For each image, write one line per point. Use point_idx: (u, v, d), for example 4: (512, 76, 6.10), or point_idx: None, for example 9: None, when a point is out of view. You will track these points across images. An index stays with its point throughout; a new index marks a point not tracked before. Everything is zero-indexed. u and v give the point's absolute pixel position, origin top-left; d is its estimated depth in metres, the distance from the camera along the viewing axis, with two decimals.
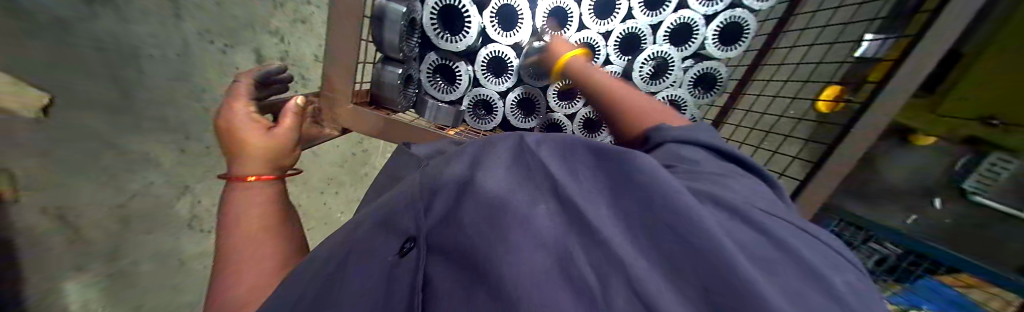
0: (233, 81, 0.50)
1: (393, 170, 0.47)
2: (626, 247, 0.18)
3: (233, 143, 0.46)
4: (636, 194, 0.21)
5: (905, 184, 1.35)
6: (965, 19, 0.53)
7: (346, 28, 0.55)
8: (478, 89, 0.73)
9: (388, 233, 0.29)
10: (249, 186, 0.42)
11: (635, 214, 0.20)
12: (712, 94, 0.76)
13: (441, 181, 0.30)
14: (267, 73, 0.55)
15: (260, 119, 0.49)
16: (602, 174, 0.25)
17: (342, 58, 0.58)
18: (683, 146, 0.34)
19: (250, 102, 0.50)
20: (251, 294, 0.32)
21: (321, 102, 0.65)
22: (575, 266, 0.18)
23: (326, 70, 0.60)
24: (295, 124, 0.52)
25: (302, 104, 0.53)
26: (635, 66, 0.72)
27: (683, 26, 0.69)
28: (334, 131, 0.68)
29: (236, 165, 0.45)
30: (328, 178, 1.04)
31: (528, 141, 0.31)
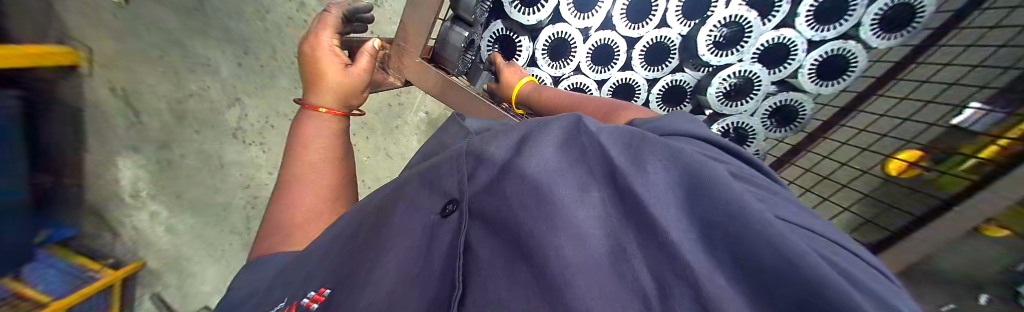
0: (324, 9, 0.49)
1: (440, 139, 0.47)
2: (695, 255, 0.16)
3: (313, 73, 0.48)
4: (709, 195, 0.19)
5: (962, 276, 0.92)
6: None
7: None
8: (532, 70, 0.70)
9: (433, 191, 0.29)
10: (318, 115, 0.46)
11: (707, 217, 0.18)
12: (789, 129, 0.72)
13: (488, 154, 0.29)
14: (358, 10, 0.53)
15: (341, 54, 0.49)
16: (670, 165, 0.22)
17: (421, 8, 0.57)
18: (674, 137, 0.34)
19: (336, 36, 0.50)
20: (298, 220, 0.37)
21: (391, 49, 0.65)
22: (630, 267, 0.17)
23: (405, 18, 0.60)
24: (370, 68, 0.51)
25: (378, 47, 0.50)
26: (713, 82, 0.66)
27: (778, 46, 0.63)
28: (397, 81, 0.68)
29: (311, 95, 0.48)
30: (363, 122, 1.09)
31: (586, 124, 0.29)
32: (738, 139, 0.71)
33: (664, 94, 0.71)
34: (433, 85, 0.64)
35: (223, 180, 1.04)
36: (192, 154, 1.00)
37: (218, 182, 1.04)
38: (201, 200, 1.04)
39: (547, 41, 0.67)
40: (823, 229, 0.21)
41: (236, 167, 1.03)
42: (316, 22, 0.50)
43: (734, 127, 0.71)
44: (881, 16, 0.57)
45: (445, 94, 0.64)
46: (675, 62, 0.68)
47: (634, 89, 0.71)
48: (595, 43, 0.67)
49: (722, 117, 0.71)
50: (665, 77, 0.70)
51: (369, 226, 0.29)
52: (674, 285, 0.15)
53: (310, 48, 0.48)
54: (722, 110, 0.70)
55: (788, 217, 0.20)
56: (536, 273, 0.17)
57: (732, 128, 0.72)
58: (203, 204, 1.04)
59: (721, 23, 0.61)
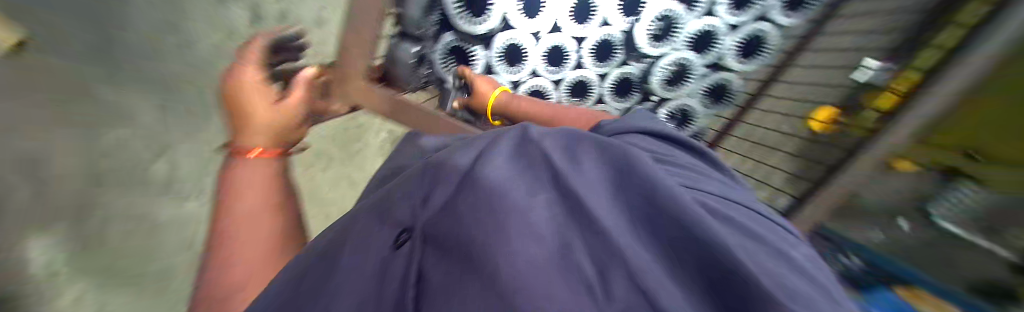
0: (244, 42, 0.46)
1: (396, 161, 0.45)
2: (626, 238, 0.19)
3: (240, 112, 0.43)
4: (636, 186, 0.23)
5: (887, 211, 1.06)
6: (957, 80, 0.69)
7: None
8: (490, 77, 0.70)
9: (383, 223, 0.27)
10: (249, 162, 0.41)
11: (636, 205, 0.22)
12: (723, 104, 0.79)
13: (440, 172, 0.28)
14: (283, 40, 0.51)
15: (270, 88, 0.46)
16: (604, 164, 0.26)
17: (359, 29, 0.55)
18: (635, 136, 0.41)
19: (261, 70, 0.46)
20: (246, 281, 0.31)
21: (331, 75, 0.62)
22: (575, 259, 0.18)
23: (343, 39, 0.58)
24: (305, 97, 0.49)
25: (314, 76, 0.50)
26: (655, 70, 0.72)
27: (706, 33, 0.69)
28: (342, 108, 0.66)
29: (240, 136, 0.43)
30: (317, 151, 1.00)
31: (531, 133, 0.31)
32: (683, 120, 0.77)
33: (616, 85, 0.75)
34: (384, 106, 0.63)
35: None
36: None
37: None
38: None
39: (503, 45, 0.66)
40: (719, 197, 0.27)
41: None
42: (235, 57, 0.46)
43: (681, 108, 0.76)
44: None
45: (396, 114, 0.64)
46: (620, 57, 0.72)
47: (588, 86, 0.75)
48: (547, 46, 0.68)
49: (668, 100, 0.77)
50: (614, 71, 0.74)
51: (315, 275, 0.26)
52: (614, 270, 0.17)
53: (233, 85, 0.44)
54: (666, 95, 0.76)
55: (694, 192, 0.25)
56: (486, 283, 0.17)
57: (679, 110, 0.78)
58: None
59: (653, 19, 0.66)
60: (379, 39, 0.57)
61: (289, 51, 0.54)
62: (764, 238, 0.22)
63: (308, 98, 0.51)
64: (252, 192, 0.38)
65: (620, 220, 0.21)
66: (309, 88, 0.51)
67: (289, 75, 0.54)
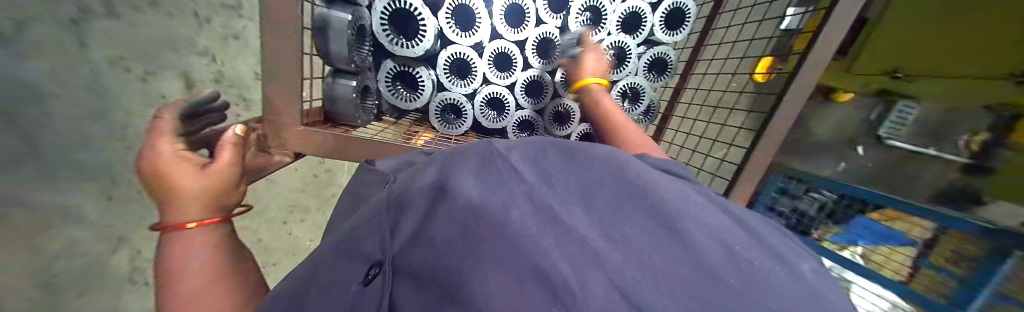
0: (151, 118, 0.41)
1: (357, 190, 0.44)
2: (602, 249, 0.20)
3: (160, 189, 0.38)
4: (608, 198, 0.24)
5: None
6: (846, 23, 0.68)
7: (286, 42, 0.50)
8: (444, 93, 0.72)
9: (353, 261, 0.25)
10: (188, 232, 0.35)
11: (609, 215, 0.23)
12: (666, 76, 0.80)
13: (408, 202, 0.28)
14: (199, 102, 0.47)
15: (191, 155, 0.41)
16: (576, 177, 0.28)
17: (285, 75, 0.53)
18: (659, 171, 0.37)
19: (177, 140, 0.41)
20: None
21: (266, 128, 0.58)
22: (553, 266, 0.18)
23: (267, 92, 0.54)
24: (234, 161, 0.45)
25: (243, 132, 0.48)
26: (596, 57, 0.74)
27: (632, 15, 0.73)
28: (286, 157, 0.62)
29: (166, 214, 0.37)
30: (289, 205, 0.94)
31: (499, 147, 0.31)
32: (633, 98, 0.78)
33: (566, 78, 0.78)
34: (328, 146, 0.61)
35: None
36: None
37: None
38: None
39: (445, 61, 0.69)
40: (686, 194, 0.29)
41: None
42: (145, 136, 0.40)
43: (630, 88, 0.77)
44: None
45: (346, 151, 0.62)
46: (563, 50, 0.75)
47: (543, 85, 0.78)
48: (491, 53, 0.71)
49: (614, 83, 0.79)
50: (562, 65, 0.76)
51: None
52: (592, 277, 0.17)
53: (144, 163, 0.38)
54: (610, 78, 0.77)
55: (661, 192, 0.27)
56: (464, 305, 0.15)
57: (628, 89, 0.79)
58: None
59: (581, 9, 0.70)
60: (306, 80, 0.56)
61: (203, 116, 0.48)
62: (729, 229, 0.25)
63: (240, 155, 0.47)
64: (193, 254, 0.33)
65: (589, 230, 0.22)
66: (239, 145, 0.48)
67: (214, 139, 0.51)
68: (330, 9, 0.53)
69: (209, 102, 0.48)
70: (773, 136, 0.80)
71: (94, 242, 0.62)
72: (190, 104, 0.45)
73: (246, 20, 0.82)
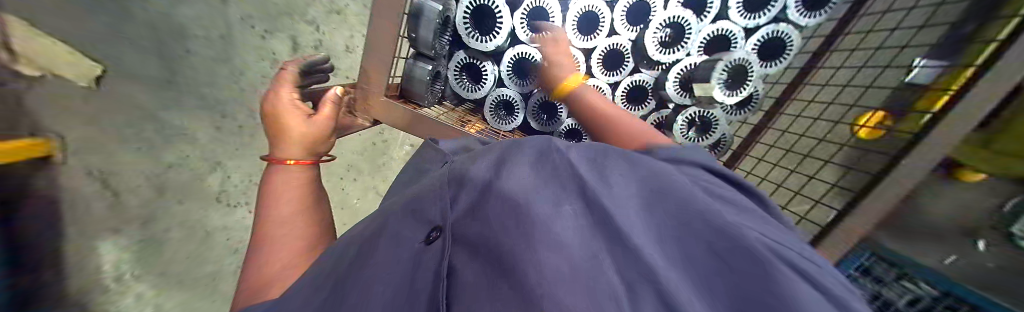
0: (279, 68, 0.48)
1: (418, 164, 0.48)
2: (657, 256, 0.17)
3: (274, 129, 0.44)
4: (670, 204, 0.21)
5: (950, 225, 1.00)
6: (1003, 87, 0.55)
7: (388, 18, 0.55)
8: (501, 90, 0.75)
9: (415, 221, 0.27)
10: (288, 169, 0.41)
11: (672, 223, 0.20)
12: (747, 111, 0.73)
13: (469, 178, 0.29)
14: (314, 63, 0.53)
15: (303, 106, 0.46)
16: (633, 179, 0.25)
17: (377, 54, 0.59)
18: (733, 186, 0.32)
19: (294, 90, 0.47)
20: (268, 270, 0.30)
21: (356, 92, 0.65)
22: (604, 271, 0.17)
23: (364, 63, 0.61)
24: (334, 115, 0.49)
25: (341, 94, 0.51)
26: (669, 77, 0.70)
27: (719, 37, 0.69)
28: (365, 122, 0.69)
29: (276, 148, 0.44)
30: (346, 165, 1.08)
31: (557, 143, 0.31)
32: (701, 130, 0.72)
33: (629, 93, 0.76)
34: (402, 120, 0.67)
35: (209, 247, 0.99)
36: (178, 226, 0.95)
37: (203, 251, 0.98)
38: (183, 276, 0.97)
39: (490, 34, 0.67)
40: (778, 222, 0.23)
41: (222, 233, 0.99)
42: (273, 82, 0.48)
43: (697, 116, 0.71)
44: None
45: (413, 126, 0.67)
46: (631, 65, 0.73)
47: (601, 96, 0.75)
48: (556, 57, 0.71)
49: (682, 109, 0.73)
50: (625, 79, 0.74)
51: (347, 268, 0.24)
52: (646, 288, 0.15)
53: (269, 104, 0.45)
54: (682, 102, 0.72)
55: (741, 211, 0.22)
56: (514, 289, 0.15)
57: (695, 117, 0.73)
58: (190, 278, 0.98)
59: (661, 25, 0.67)
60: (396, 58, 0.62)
61: (315, 75, 0.56)
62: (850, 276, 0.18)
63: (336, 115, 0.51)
64: (289, 190, 0.39)
65: (652, 240, 0.19)
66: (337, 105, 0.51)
67: (320, 96, 0.59)
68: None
69: (320, 64, 0.55)
70: (880, 206, 0.68)
71: None
72: (304, 65, 0.51)
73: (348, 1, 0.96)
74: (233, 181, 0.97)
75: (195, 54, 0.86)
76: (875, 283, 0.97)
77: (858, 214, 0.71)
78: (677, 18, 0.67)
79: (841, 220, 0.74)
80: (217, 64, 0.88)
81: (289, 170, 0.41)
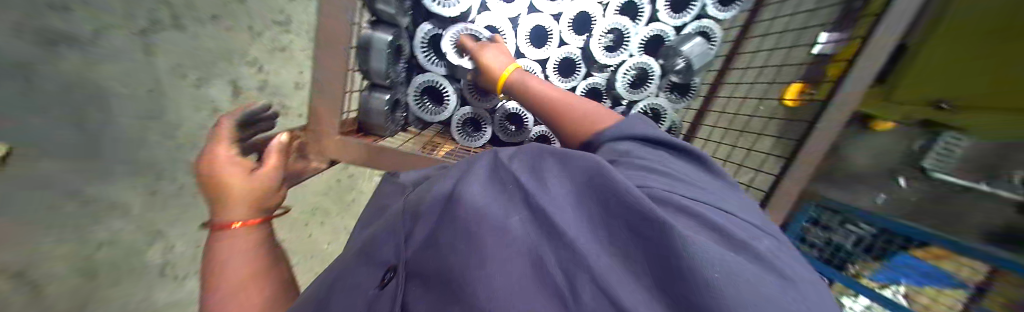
0: (214, 124, 0.45)
1: (381, 200, 0.46)
2: (589, 246, 0.19)
3: (213, 192, 0.40)
4: (600, 195, 0.22)
5: (868, 168, 1.17)
6: (889, 46, 0.65)
7: (335, 58, 0.53)
8: (466, 108, 0.76)
9: (370, 264, 0.28)
10: (232, 232, 0.36)
11: (604, 214, 0.21)
12: (689, 98, 0.80)
13: (423, 210, 0.28)
14: (254, 112, 0.50)
15: (245, 160, 0.43)
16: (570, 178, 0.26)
17: (329, 91, 0.56)
18: (620, 142, 0.37)
19: (233, 145, 0.44)
20: None
21: (307, 135, 0.61)
22: (547, 272, 0.18)
23: (314, 104, 0.58)
24: (281, 164, 0.47)
25: (287, 141, 0.49)
26: (618, 76, 0.75)
27: (656, 37, 0.76)
28: (321, 164, 0.64)
29: (218, 213, 0.39)
30: (311, 207, 0.99)
31: (502, 158, 0.31)
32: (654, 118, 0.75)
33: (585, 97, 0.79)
34: (362, 156, 0.63)
35: None
36: None
37: None
38: None
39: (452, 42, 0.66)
40: (701, 194, 0.26)
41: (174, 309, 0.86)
42: (207, 141, 0.44)
43: (650, 108, 0.75)
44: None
45: (375, 159, 0.63)
46: (584, 70, 0.77)
47: None
48: None
49: (635, 103, 0.77)
50: (582, 83, 0.78)
51: None
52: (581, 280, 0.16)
53: (204, 166, 0.41)
54: (632, 98, 0.76)
55: (666, 191, 0.25)
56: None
57: (648, 110, 0.77)
58: None
59: (605, 31, 0.72)
60: (350, 92, 0.62)
61: (262, 123, 0.53)
62: (753, 236, 0.21)
63: (285, 164, 0.49)
64: (234, 252, 0.35)
65: (584, 231, 0.21)
66: (284, 154, 0.49)
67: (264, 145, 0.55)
68: (373, 31, 0.57)
69: (262, 112, 0.51)
70: (806, 166, 0.76)
71: (133, 232, 0.71)
72: (246, 114, 0.48)
73: (293, 36, 0.89)
74: (177, 250, 0.81)
75: None
76: (825, 231, 1.16)
77: (790, 176, 0.78)
78: (616, 25, 0.72)
79: (781, 180, 0.79)
80: (148, 123, 0.68)
81: (235, 233, 0.37)
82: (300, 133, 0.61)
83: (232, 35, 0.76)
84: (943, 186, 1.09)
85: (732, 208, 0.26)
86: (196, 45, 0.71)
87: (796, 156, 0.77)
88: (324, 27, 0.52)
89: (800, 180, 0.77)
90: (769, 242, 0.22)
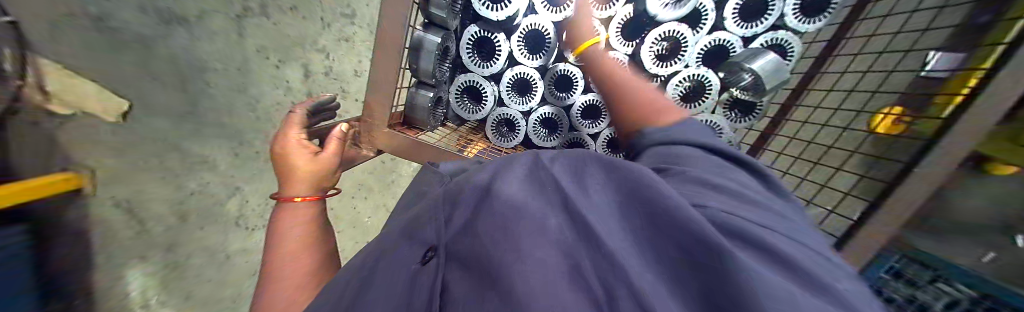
0: (289, 111, 0.50)
1: (417, 187, 0.48)
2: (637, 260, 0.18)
3: (283, 168, 0.46)
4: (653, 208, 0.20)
5: None
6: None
7: (388, 56, 0.57)
8: (502, 109, 0.77)
9: (412, 241, 0.28)
10: (298, 208, 0.42)
11: (656, 229, 0.20)
12: (752, 117, 0.73)
13: (462, 196, 0.28)
14: (321, 104, 0.55)
15: (310, 145, 0.48)
16: (616, 185, 0.25)
17: (381, 84, 0.60)
18: (673, 147, 0.36)
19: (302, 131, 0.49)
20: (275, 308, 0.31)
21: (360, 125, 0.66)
22: (588, 280, 0.17)
23: (366, 98, 0.62)
24: (340, 151, 0.50)
25: (346, 130, 0.51)
26: (669, 88, 0.71)
27: (718, 47, 0.70)
28: (370, 152, 0.68)
29: (285, 187, 0.45)
30: (359, 183, 1.10)
31: (542, 157, 0.30)
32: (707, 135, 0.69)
33: None
34: (403, 148, 0.66)
35: (228, 271, 1.03)
36: (198, 251, 0.98)
37: (224, 274, 1.03)
38: (207, 300, 1.01)
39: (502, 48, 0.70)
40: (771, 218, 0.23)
41: (240, 254, 1.04)
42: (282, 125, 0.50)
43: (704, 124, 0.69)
44: (799, 4, 0.65)
45: (414, 152, 0.67)
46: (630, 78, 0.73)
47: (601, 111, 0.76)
48: (554, 74, 0.74)
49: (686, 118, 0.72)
50: None
51: (353, 299, 0.25)
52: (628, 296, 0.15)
53: (279, 148, 0.47)
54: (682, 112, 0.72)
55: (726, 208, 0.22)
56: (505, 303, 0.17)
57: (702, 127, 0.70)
58: (212, 301, 1.02)
59: (657, 39, 0.69)
60: (401, 88, 0.67)
61: (326, 112, 0.58)
62: (836, 275, 0.18)
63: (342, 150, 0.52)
64: (293, 228, 0.39)
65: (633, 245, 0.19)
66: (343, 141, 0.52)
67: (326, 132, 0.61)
68: (425, 32, 0.61)
69: (328, 104, 0.57)
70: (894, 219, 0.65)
71: (215, 185, 0.96)
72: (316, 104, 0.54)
73: (357, 29, 1.00)
74: None
75: (216, 85, 0.90)
76: (908, 286, 0.83)
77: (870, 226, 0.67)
78: (673, 31, 0.68)
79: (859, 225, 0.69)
80: (233, 95, 0.92)
81: (300, 208, 0.42)
82: (354, 123, 0.66)
83: (307, 26, 0.94)
84: None
85: (810, 245, 0.22)
86: (275, 29, 0.92)
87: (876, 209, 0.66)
88: (381, 30, 0.55)
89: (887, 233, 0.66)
90: (854, 284, 0.18)
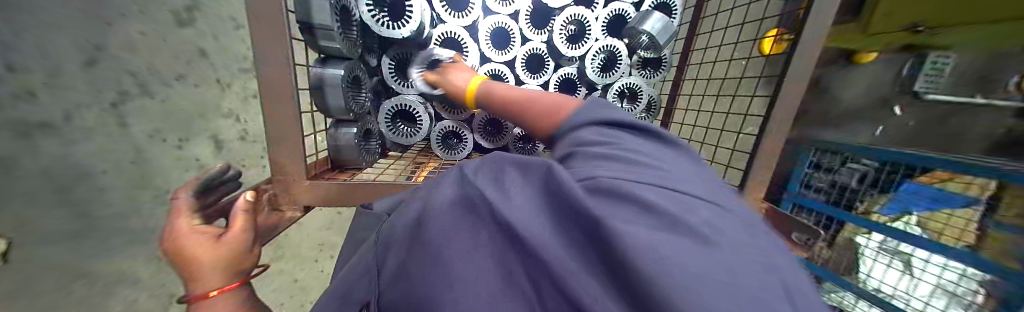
0: (170, 199, 0.43)
1: (357, 235, 0.45)
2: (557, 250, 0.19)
3: (180, 267, 0.38)
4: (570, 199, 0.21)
5: (857, 101, 1.25)
6: None
7: (283, 105, 0.51)
8: (442, 122, 0.77)
9: (345, 305, 0.28)
10: (212, 304, 0.35)
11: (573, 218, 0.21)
12: (663, 71, 0.80)
13: (392, 240, 0.27)
14: (214, 178, 0.48)
15: (208, 228, 0.41)
16: (533, 179, 0.25)
17: (287, 137, 0.53)
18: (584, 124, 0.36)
19: (193, 216, 0.42)
20: None
21: (274, 187, 0.57)
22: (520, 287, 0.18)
23: (271, 155, 0.54)
24: (249, 221, 0.45)
25: (251, 198, 0.47)
26: (587, 60, 0.75)
27: (618, 17, 0.76)
28: (295, 212, 0.60)
29: (191, 287, 0.37)
30: (318, 244, 0.99)
31: (464, 169, 0.30)
32: (628, 98, 0.78)
33: (560, 86, 0.80)
34: (336, 196, 0.61)
35: None
36: None
37: None
38: None
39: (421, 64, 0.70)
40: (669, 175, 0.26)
41: None
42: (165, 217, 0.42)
43: (627, 88, 0.76)
44: None
45: (349, 196, 0.61)
46: (553, 63, 0.78)
47: None
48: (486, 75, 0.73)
49: (609, 86, 0.78)
50: (553, 76, 0.78)
51: None
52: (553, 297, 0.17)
53: (168, 244, 0.39)
54: (604, 82, 0.77)
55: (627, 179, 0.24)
56: None
57: (626, 89, 0.78)
58: None
59: (566, 23, 0.72)
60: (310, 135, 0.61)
61: (220, 187, 0.51)
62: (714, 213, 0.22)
63: (254, 221, 0.46)
64: None
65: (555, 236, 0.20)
66: (252, 210, 0.47)
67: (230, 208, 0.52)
68: (323, 66, 0.57)
69: (220, 176, 0.50)
70: (783, 122, 0.73)
71: None
72: (203, 182, 0.47)
73: None
74: None
75: None
76: (827, 173, 1.18)
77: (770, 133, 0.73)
78: (576, 15, 0.72)
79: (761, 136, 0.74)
80: None
81: (216, 304, 0.35)
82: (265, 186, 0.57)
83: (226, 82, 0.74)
84: (936, 107, 1.14)
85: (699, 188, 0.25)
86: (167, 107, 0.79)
87: (771, 116, 0.72)
88: (261, 78, 0.49)
89: (779, 142, 0.74)
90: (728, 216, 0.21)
